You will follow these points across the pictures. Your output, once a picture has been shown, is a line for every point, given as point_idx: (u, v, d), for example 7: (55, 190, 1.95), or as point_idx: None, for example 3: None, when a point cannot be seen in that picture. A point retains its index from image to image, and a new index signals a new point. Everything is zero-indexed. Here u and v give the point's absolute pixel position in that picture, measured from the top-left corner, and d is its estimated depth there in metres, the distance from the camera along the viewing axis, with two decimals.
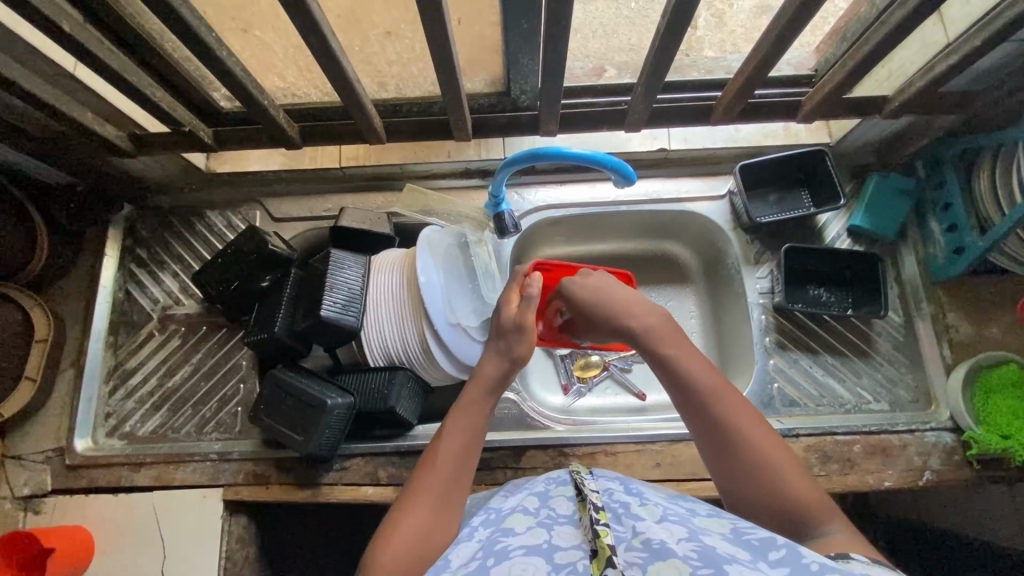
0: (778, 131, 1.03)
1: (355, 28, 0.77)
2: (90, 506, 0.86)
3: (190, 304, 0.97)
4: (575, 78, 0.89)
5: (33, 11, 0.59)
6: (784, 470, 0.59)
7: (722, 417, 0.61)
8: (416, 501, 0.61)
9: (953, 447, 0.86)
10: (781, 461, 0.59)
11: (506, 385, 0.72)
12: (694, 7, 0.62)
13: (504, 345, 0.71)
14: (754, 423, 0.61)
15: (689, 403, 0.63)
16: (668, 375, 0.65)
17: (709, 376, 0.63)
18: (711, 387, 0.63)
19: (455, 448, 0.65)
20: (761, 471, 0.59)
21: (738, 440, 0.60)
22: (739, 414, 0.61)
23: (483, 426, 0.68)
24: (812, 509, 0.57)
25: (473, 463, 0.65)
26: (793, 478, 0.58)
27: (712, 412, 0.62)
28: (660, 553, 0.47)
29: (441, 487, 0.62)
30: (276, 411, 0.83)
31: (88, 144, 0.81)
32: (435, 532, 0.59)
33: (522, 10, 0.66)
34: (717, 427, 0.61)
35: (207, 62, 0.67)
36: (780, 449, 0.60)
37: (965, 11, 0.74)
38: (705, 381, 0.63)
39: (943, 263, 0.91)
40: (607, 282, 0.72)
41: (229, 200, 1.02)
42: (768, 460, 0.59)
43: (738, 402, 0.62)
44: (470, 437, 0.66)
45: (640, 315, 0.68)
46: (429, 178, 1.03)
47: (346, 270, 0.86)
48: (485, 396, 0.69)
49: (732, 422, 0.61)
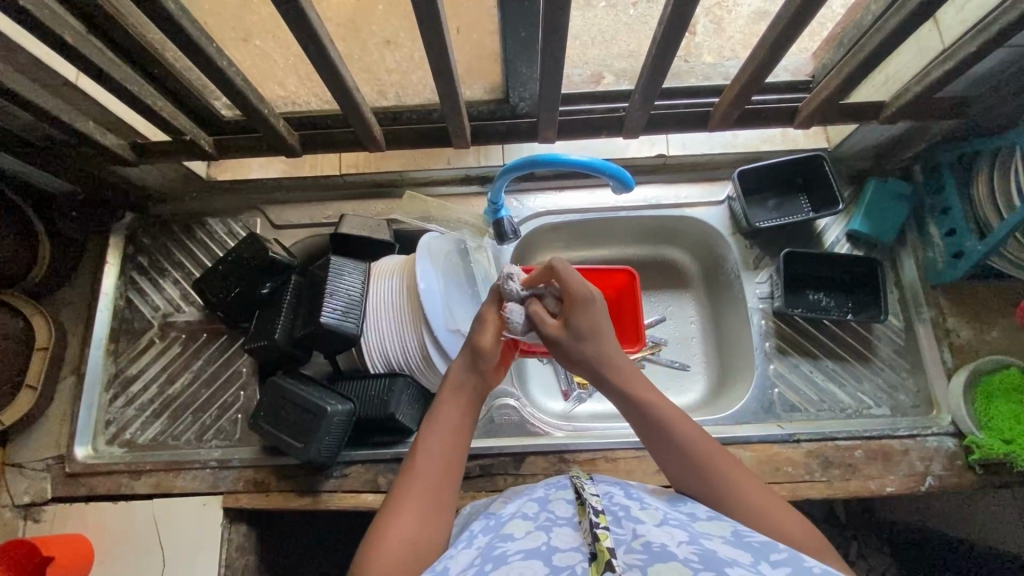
0: (776, 137, 1.03)
1: (355, 37, 0.78)
2: (90, 514, 0.86)
3: (190, 311, 0.97)
4: (573, 85, 0.90)
5: (35, 23, 0.60)
6: (760, 504, 0.58)
7: (688, 453, 0.61)
8: (402, 507, 0.60)
9: (954, 452, 0.85)
10: (758, 500, 0.59)
11: (484, 381, 0.69)
12: (690, 15, 0.62)
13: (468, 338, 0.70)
14: (724, 454, 0.61)
15: (654, 441, 0.63)
16: (635, 416, 0.64)
17: (673, 409, 0.63)
18: (675, 421, 0.62)
19: (438, 451, 0.64)
20: (725, 501, 0.59)
21: (707, 472, 0.60)
22: (705, 448, 0.61)
23: (464, 427, 0.67)
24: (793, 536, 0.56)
25: (459, 463, 0.64)
26: (770, 512, 0.58)
27: (680, 448, 0.61)
28: (660, 557, 0.47)
29: (428, 490, 0.62)
30: (276, 417, 0.83)
31: (90, 154, 0.82)
32: (424, 537, 0.59)
33: (519, 19, 0.67)
34: (682, 463, 0.61)
35: (209, 73, 0.67)
36: (746, 478, 0.60)
37: (960, 17, 0.74)
38: (675, 418, 0.62)
39: (945, 266, 0.90)
40: (587, 324, 0.65)
41: (229, 208, 1.02)
42: (737, 490, 0.59)
43: (704, 433, 0.63)
44: (454, 440, 0.65)
45: (609, 361, 0.65)
46: (427, 185, 1.04)
47: (346, 277, 0.87)
48: (465, 396, 0.68)
49: (697, 457, 0.61)
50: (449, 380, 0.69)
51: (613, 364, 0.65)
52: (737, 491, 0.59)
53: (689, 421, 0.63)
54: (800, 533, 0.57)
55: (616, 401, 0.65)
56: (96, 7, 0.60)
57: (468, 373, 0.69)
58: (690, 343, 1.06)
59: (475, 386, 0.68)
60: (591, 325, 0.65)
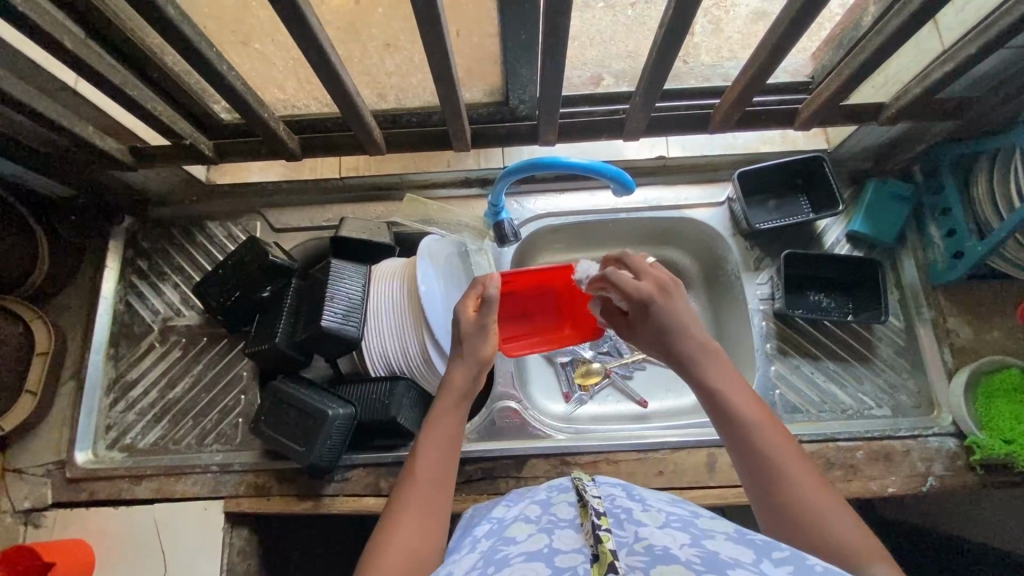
0: (776, 138, 1.04)
1: (355, 39, 0.78)
2: (91, 520, 0.86)
3: (191, 315, 0.97)
4: (573, 87, 0.91)
5: (35, 29, 0.60)
6: (829, 513, 0.55)
7: (750, 430, 0.60)
8: (402, 516, 0.60)
9: (956, 452, 0.85)
10: (826, 508, 0.55)
11: (478, 390, 0.71)
12: (690, 18, 0.62)
13: (470, 348, 0.71)
14: (801, 461, 0.58)
15: (718, 416, 0.62)
16: (711, 403, 0.63)
17: (741, 386, 0.63)
18: (742, 398, 0.62)
19: (434, 459, 0.64)
20: (781, 484, 0.57)
21: (772, 462, 0.58)
22: (769, 427, 0.60)
23: (458, 434, 0.67)
24: (845, 534, 0.53)
25: (453, 470, 0.65)
26: (837, 521, 0.54)
27: (755, 443, 0.59)
28: (663, 559, 0.47)
29: (422, 499, 0.62)
30: (277, 421, 0.83)
31: (90, 158, 0.82)
32: (421, 547, 0.58)
33: (520, 22, 0.66)
34: (743, 440, 0.60)
35: (209, 76, 0.67)
36: (809, 469, 0.58)
37: (960, 19, 0.74)
38: (750, 413, 0.61)
39: (944, 267, 0.91)
40: (663, 319, 0.67)
41: (229, 211, 1.02)
42: (796, 480, 0.56)
43: (769, 415, 0.61)
44: (448, 447, 0.66)
45: (693, 352, 0.65)
46: (429, 187, 1.03)
47: (347, 281, 0.87)
48: (459, 404, 0.69)
49: (757, 436, 0.59)
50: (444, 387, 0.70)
51: (701, 358, 0.64)
52: (807, 496, 0.56)
53: (769, 420, 0.61)
54: (852, 537, 0.53)
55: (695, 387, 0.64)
56: (94, 12, 0.60)
57: (468, 377, 0.70)
58: None
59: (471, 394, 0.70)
60: (666, 325, 0.66)
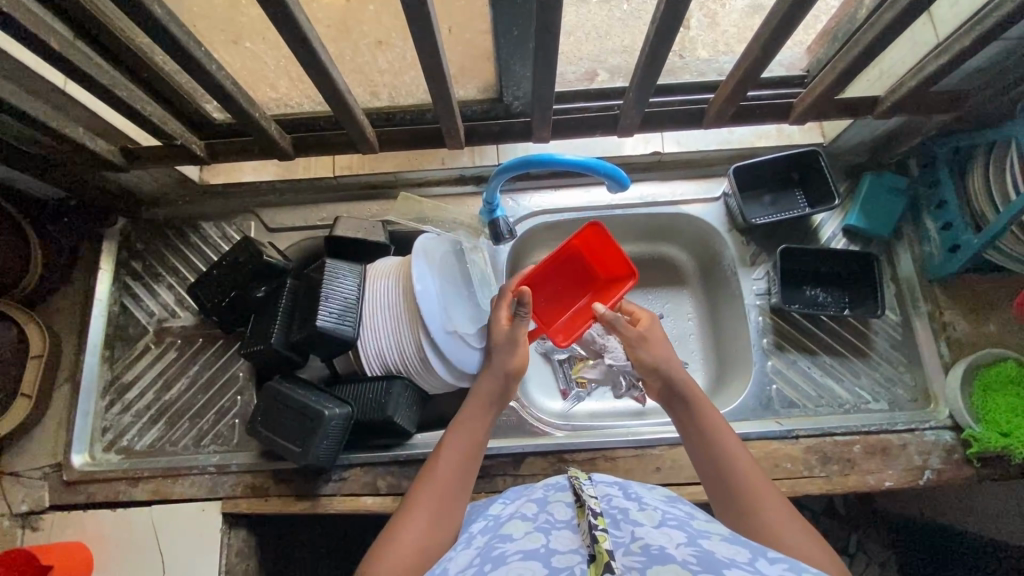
0: (770, 132, 1.03)
1: (345, 37, 0.78)
2: (88, 523, 0.85)
3: (186, 316, 0.97)
4: (567, 83, 0.90)
5: (22, 31, 0.59)
6: (790, 534, 0.58)
7: (721, 453, 0.67)
8: (415, 508, 0.63)
9: (953, 445, 0.85)
10: (782, 523, 0.59)
11: (504, 402, 0.77)
12: (683, 12, 0.62)
13: (497, 362, 0.78)
14: (768, 486, 0.63)
15: (697, 437, 0.69)
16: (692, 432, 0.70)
17: (727, 427, 0.69)
18: (727, 435, 0.68)
19: (454, 460, 0.68)
20: (750, 503, 0.61)
21: (742, 486, 0.63)
22: (743, 457, 0.66)
23: (480, 441, 0.72)
24: (797, 547, 0.57)
25: (470, 473, 0.68)
26: (794, 538, 0.57)
27: (729, 467, 0.65)
28: (659, 559, 0.46)
29: (441, 495, 0.65)
30: (274, 422, 0.83)
31: (79, 159, 0.81)
32: (433, 543, 0.60)
33: (512, 17, 0.66)
34: (719, 463, 0.66)
35: (198, 76, 0.67)
36: (777, 495, 0.62)
37: (954, 11, 0.74)
38: (728, 443, 0.67)
39: (940, 260, 0.91)
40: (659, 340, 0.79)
41: (224, 212, 1.02)
42: (762, 499, 0.61)
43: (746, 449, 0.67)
44: (467, 451, 0.70)
45: (687, 385, 0.74)
46: (423, 186, 1.03)
47: (342, 280, 0.86)
48: (484, 412, 0.74)
49: (732, 460, 0.66)
50: (475, 397, 0.75)
51: (693, 392, 0.73)
52: (773, 513, 0.60)
53: (746, 452, 0.67)
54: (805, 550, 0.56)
55: (682, 419, 0.72)
56: (82, 13, 0.59)
57: (493, 389, 0.76)
58: (688, 339, 1.06)
59: (496, 403, 0.75)
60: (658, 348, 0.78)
